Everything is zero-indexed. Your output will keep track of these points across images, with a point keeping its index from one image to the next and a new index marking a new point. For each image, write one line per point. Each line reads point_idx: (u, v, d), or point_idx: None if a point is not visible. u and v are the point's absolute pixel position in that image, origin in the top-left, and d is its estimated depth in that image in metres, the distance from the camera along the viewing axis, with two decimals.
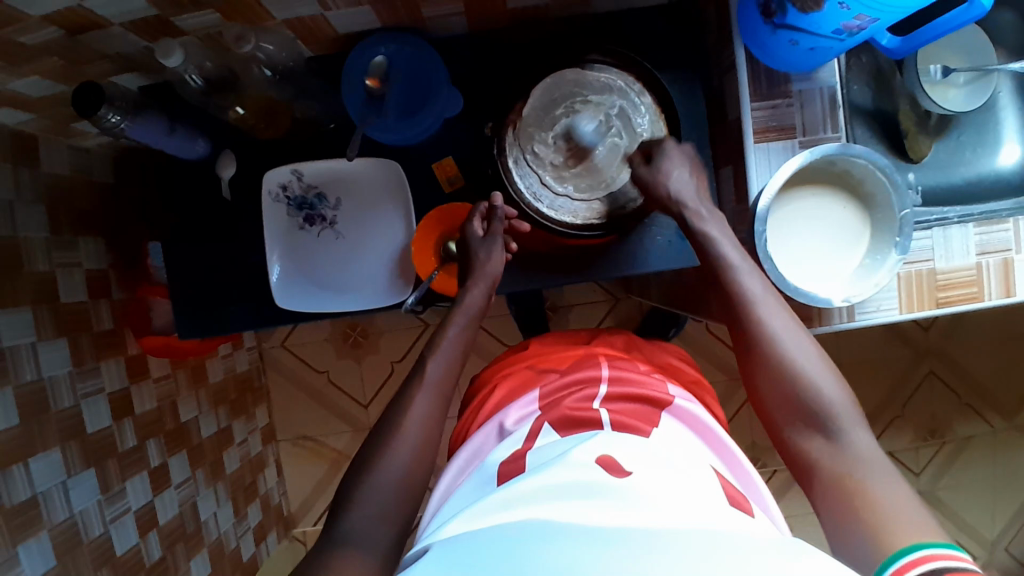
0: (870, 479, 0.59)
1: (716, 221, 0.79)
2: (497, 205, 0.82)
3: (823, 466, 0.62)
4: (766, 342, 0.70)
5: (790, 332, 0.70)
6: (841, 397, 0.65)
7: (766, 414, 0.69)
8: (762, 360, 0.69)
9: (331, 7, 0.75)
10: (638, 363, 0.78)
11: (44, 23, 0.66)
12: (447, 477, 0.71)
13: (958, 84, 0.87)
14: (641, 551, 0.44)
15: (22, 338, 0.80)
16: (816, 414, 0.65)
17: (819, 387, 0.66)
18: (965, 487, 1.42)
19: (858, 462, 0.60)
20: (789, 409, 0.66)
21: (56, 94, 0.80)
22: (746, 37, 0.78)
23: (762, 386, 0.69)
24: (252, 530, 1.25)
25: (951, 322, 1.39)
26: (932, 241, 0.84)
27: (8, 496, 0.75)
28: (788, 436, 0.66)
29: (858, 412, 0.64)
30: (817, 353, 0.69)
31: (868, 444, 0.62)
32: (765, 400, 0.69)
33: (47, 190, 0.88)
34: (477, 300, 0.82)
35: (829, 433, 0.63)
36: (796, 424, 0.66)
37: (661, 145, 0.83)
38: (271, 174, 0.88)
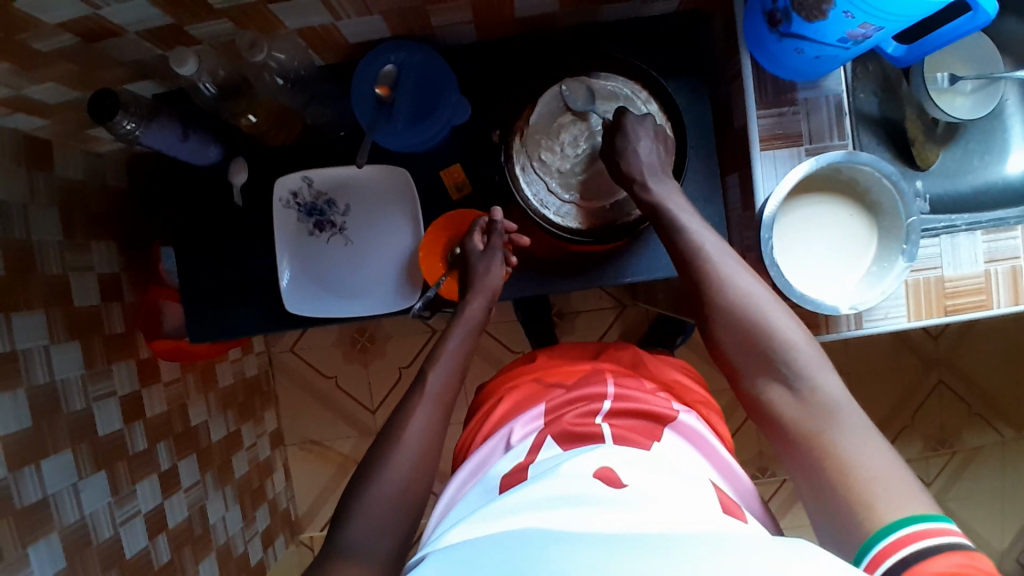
0: (835, 429, 0.59)
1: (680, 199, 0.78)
2: (497, 219, 0.85)
3: (787, 417, 0.63)
4: (723, 297, 0.69)
5: (745, 281, 0.70)
6: (798, 341, 0.65)
7: (727, 364, 0.69)
8: (719, 317, 0.69)
9: (342, 16, 0.76)
10: (643, 381, 0.78)
11: (59, 30, 0.67)
12: (448, 489, 0.71)
13: (965, 92, 0.86)
14: (638, 552, 0.45)
15: (35, 340, 0.82)
16: (776, 363, 0.65)
17: (777, 336, 0.66)
18: (975, 498, 1.40)
19: (822, 410, 0.61)
20: (749, 360, 0.67)
21: (71, 100, 0.81)
22: (752, 46, 0.79)
23: (720, 338, 0.69)
24: (259, 533, 1.26)
25: (961, 331, 1.38)
26: (940, 249, 0.84)
27: (19, 497, 0.76)
28: (752, 388, 0.67)
29: (817, 353, 0.65)
30: (771, 298, 0.69)
31: (829, 386, 0.62)
32: (726, 353, 0.69)
33: (61, 195, 0.90)
34: (478, 312, 0.83)
35: (789, 381, 0.64)
36: (757, 374, 0.66)
37: (621, 121, 0.81)
38: (282, 180, 0.89)
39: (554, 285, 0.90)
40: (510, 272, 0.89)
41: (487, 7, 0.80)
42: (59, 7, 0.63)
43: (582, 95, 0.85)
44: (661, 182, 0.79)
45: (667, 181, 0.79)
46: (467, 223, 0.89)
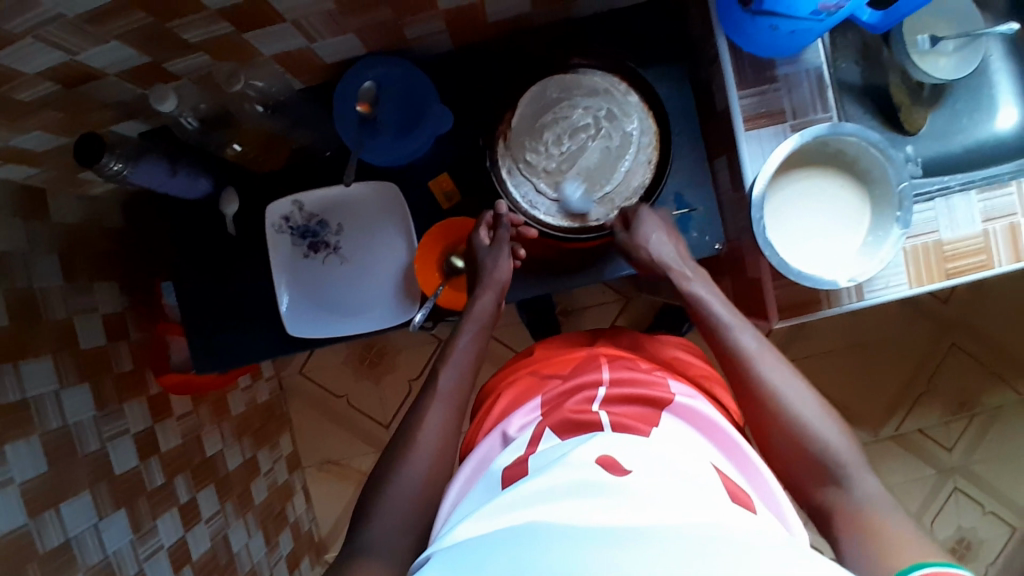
0: (885, 522, 0.59)
1: (701, 279, 0.81)
2: (503, 213, 0.83)
3: (839, 514, 0.63)
4: (766, 400, 0.70)
5: (788, 383, 0.71)
6: (843, 443, 0.66)
7: (780, 470, 0.69)
8: (764, 414, 0.70)
9: (317, 39, 0.77)
10: (639, 362, 0.78)
11: (38, 79, 0.68)
12: (454, 489, 0.69)
13: (948, 52, 0.85)
14: (637, 541, 0.45)
15: (45, 387, 0.83)
16: (825, 464, 0.65)
17: (823, 438, 0.67)
18: (1000, 459, 1.38)
19: (869, 509, 0.61)
20: (799, 465, 0.67)
21: (60, 146, 0.82)
22: (726, 28, 0.79)
23: (769, 440, 0.70)
24: (285, 558, 1.26)
25: (970, 292, 1.36)
26: (935, 212, 0.83)
27: (41, 542, 0.76)
28: (807, 494, 0.66)
29: (862, 456, 0.66)
30: (816, 401, 0.70)
31: (877, 488, 0.63)
32: (777, 456, 0.69)
33: (59, 241, 0.91)
34: (487, 308, 0.83)
35: (840, 483, 0.64)
36: (809, 481, 0.66)
37: (636, 211, 0.82)
38: (273, 207, 0.89)
39: (553, 283, 0.90)
40: (517, 266, 0.88)
41: (460, 15, 0.80)
42: (38, 56, 0.64)
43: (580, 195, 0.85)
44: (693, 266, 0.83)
45: (695, 268, 0.83)
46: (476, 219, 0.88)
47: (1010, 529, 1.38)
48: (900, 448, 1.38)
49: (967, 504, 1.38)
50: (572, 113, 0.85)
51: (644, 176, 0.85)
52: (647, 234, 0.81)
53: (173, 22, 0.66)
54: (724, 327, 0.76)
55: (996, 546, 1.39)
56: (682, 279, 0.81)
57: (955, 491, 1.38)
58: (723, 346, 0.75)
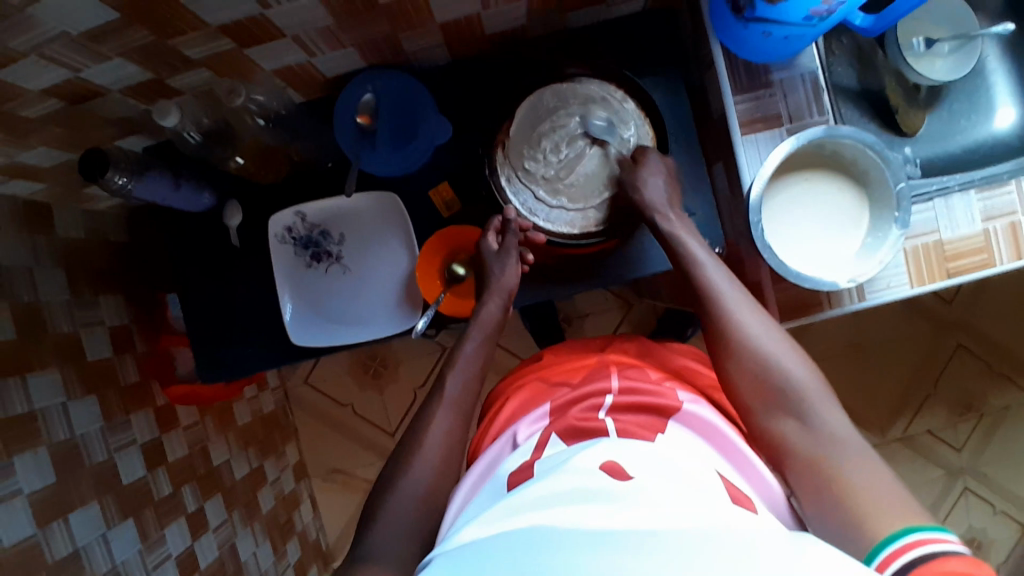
0: (840, 456, 0.61)
1: (683, 222, 0.82)
2: (511, 217, 0.83)
3: (796, 447, 0.64)
4: (734, 335, 0.72)
5: (757, 317, 0.72)
6: (811, 381, 0.67)
7: (737, 401, 0.71)
8: (733, 348, 0.71)
9: (316, 53, 0.78)
10: (649, 370, 0.78)
11: (43, 96, 0.69)
12: (458, 495, 0.69)
13: (943, 54, 0.85)
14: (637, 545, 0.46)
15: (52, 399, 0.84)
16: (789, 399, 0.66)
17: (786, 371, 0.68)
18: (1009, 459, 1.37)
19: (830, 444, 0.62)
20: (760, 398, 0.68)
21: (65, 161, 0.83)
22: (720, 34, 0.79)
23: (736, 375, 0.70)
24: (292, 567, 1.26)
25: (973, 292, 1.36)
26: (934, 212, 0.83)
27: (50, 552, 0.77)
28: (761, 423, 0.67)
29: (827, 393, 0.67)
30: (783, 339, 0.71)
31: (839, 423, 0.64)
32: (737, 391, 0.70)
33: (64, 255, 0.92)
34: (494, 312, 0.84)
35: (799, 415, 0.65)
36: (767, 411, 0.67)
37: (645, 155, 0.84)
38: (276, 218, 0.90)
39: (554, 290, 0.91)
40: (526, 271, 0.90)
41: (456, 26, 0.82)
42: (42, 73, 0.65)
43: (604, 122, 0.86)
44: (677, 214, 0.82)
45: (681, 215, 0.83)
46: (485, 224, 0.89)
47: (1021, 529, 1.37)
48: (907, 450, 1.37)
49: (976, 505, 1.37)
50: (570, 119, 0.85)
51: None
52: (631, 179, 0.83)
53: (173, 38, 0.67)
54: (696, 264, 0.78)
55: (1007, 547, 1.38)
56: (663, 220, 0.81)
57: (964, 492, 1.37)
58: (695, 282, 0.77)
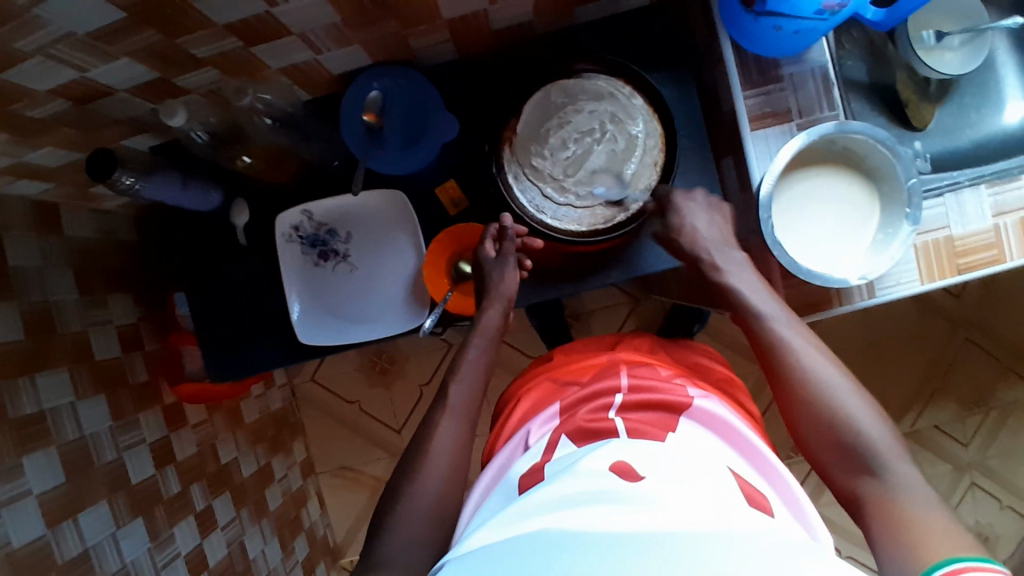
0: (915, 511, 0.59)
1: (738, 268, 0.81)
2: (508, 225, 0.84)
3: (871, 504, 0.63)
4: (800, 385, 0.71)
5: (821, 366, 0.71)
6: (881, 432, 0.65)
7: (812, 455, 0.70)
8: (799, 398, 0.70)
9: (323, 51, 0.78)
10: (658, 368, 0.77)
11: (51, 96, 0.69)
12: (468, 510, 0.70)
13: (953, 47, 0.85)
14: (648, 550, 0.46)
15: (61, 399, 0.84)
16: (858, 453, 0.65)
17: (856, 422, 0.66)
18: (1018, 453, 1.37)
19: (904, 499, 0.61)
20: (833, 451, 0.67)
21: (73, 162, 0.83)
22: (729, 29, 0.79)
23: (805, 428, 0.69)
24: (301, 563, 1.27)
25: (982, 287, 1.35)
26: (946, 208, 0.83)
27: (60, 552, 0.77)
28: (839, 480, 0.67)
29: (901, 447, 0.65)
30: (852, 387, 0.69)
31: (914, 479, 0.62)
32: (810, 445, 0.69)
33: (73, 254, 0.92)
34: (495, 320, 0.84)
35: (874, 470, 0.64)
36: (842, 468, 0.66)
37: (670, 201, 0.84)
38: (283, 216, 0.89)
39: (562, 288, 0.91)
40: (525, 277, 0.90)
41: (464, 23, 0.81)
42: (49, 74, 0.65)
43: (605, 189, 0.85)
44: (723, 253, 0.82)
45: (728, 254, 0.83)
46: (481, 231, 0.89)
47: None
48: (915, 445, 1.36)
49: (984, 499, 1.37)
50: (576, 116, 0.85)
51: (650, 177, 0.85)
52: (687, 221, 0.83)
53: (180, 38, 0.67)
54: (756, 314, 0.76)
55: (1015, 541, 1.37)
56: (714, 270, 0.81)
57: (972, 486, 1.37)
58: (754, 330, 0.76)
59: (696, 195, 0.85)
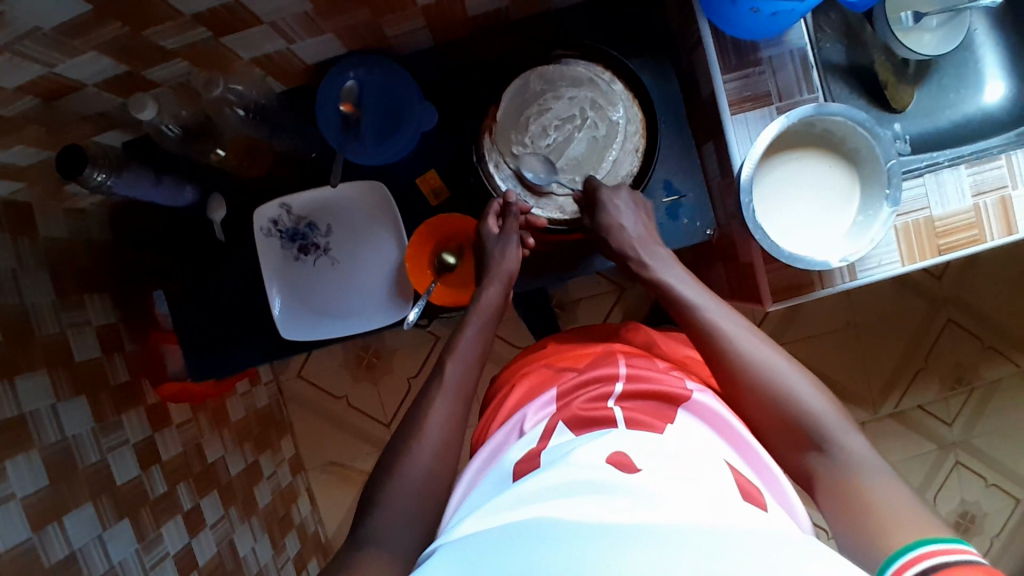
0: (867, 484, 0.59)
1: (667, 262, 0.81)
2: (512, 201, 0.82)
3: (822, 480, 0.63)
4: (739, 373, 0.70)
5: (759, 351, 0.70)
6: (824, 408, 0.65)
7: (761, 437, 0.69)
8: (739, 386, 0.70)
9: (296, 40, 0.76)
10: (656, 360, 0.78)
11: (18, 93, 0.67)
12: (454, 499, 0.69)
13: (932, 28, 0.85)
14: (638, 541, 0.46)
15: (42, 402, 0.82)
16: (803, 431, 0.65)
17: (798, 402, 0.66)
18: (1001, 431, 1.39)
19: (853, 471, 0.61)
20: (780, 433, 0.67)
21: (43, 160, 0.81)
22: (707, 12, 0.78)
23: (749, 411, 0.70)
24: (292, 560, 1.26)
25: (963, 266, 1.36)
26: (924, 188, 0.83)
27: (46, 556, 0.76)
28: (790, 458, 0.67)
29: (842, 417, 0.65)
30: (791, 367, 0.69)
31: (860, 450, 0.62)
32: (760, 429, 0.69)
33: (48, 255, 0.90)
34: (494, 299, 0.83)
35: (820, 446, 0.64)
36: (791, 447, 0.66)
37: (598, 195, 0.81)
38: (261, 210, 0.88)
39: (546, 277, 0.90)
40: (526, 255, 0.89)
41: (439, 10, 0.80)
42: (15, 71, 0.63)
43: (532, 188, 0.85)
44: (651, 250, 0.81)
45: (656, 250, 0.82)
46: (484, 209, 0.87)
47: (1013, 501, 1.39)
48: (900, 426, 1.38)
49: (969, 477, 1.39)
50: (556, 103, 0.84)
51: (631, 164, 0.86)
52: (608, 220, 0.80)
53: (148, 30, 0.66)
54: (690, 306, 0.76)
55: (1001, 517, 1.40)
56: (641, 267, 0.81)
57: (957, 464, 1.38)
58: (691, 323, 0.75)
59: (623, 191, 0.82)
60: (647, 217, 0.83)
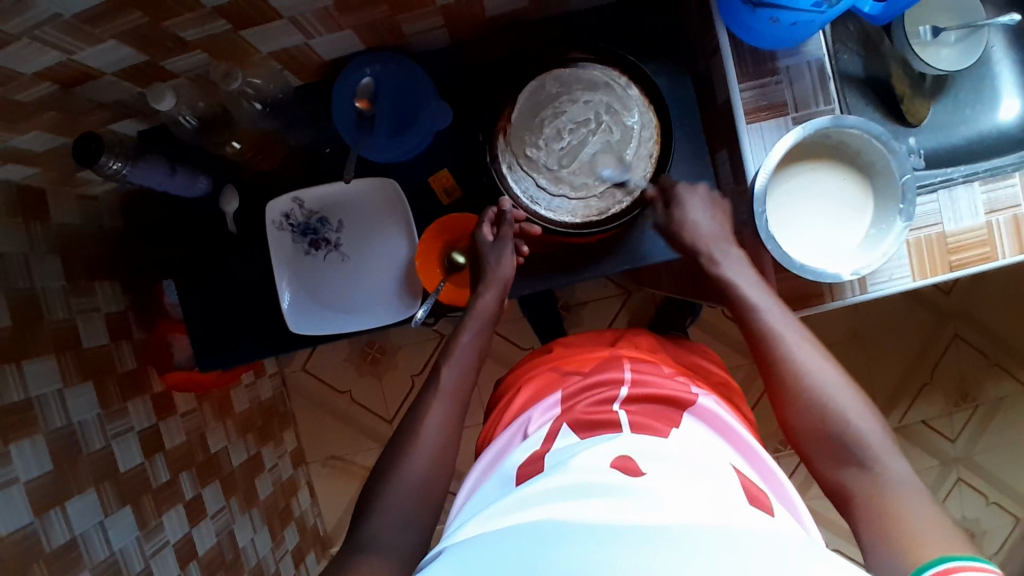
0: (904, 506, 0.59)
1: (736, 261, 0.80)
2: (506, 209, 0.82)
3: (857, 496, 0.63)
4: (794, 378, 0.70)
5: (818, 362, 0.71)
6: (872, 429, 0.65)
7: (798, 446, 0.69)
8: (791, 391, 0.70)
9: (314, 35, 0.77)
10: (662, 365, 0.77)
11: (37, 79, 0.68)
12: (457, 503, 0.71)
13: (950, 43, 0.85)
14: (643, 542, 0.46)
15: (48, 387, 0.83)
16: (846, 445, 0.65)
17: (847, 417, 0.66)
18: (1003, 448, 1.38)
19: (891, 491, 0.61)
20: (820, 445, 0.67)
21: (58, 146, 0.82)
22: (726, 20, 0.78)
23: (792, 420, 0.70)
24: (290, 553, 1.26)
25: (972, 282, 1.36)
26: (938, 204, 0.83)
27: (47, 540, 0.77)
28: (823, 471, 0.67)
29: (889, 440, 0.65)
30: (846, 382, 0.69)
31: (902, 474, 0.62)
32: (798, 438, 0.69)
33: (59, 240, 0.90)
34: (491, 303, 0.82)
35: (861, 463, 0.64)
36: (828, 460, 0.66)
37: (676, 190, 0.84)
38: (274, 204, 0.88)
39: (554, 280, 0.90)
40: (521, 263, 0.89)
41: (457, 9, 0.80)
42: (34, 56, 0.64)
43: (548, 190, 0.85)
44: (721, 249, 0.81)
45: (728, 249, 0.81)
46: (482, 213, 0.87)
47: (1013, 519, 1.39)
48: (903, 440, 1.37)
49: (970, 494, 1.38)
50: (571, 106, 0.85)
51: (644, 170, 0.85)
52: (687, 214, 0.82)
53: (169, 21, 0.66)
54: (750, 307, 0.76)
55: (1001, 536, 1.39)
56: (711, 263, 0.80)
57: (958, 481, 1.38)
58: (750, 324, 0.75)
59: (703, 185, 0.84)
60: (722, 209, 0.84)
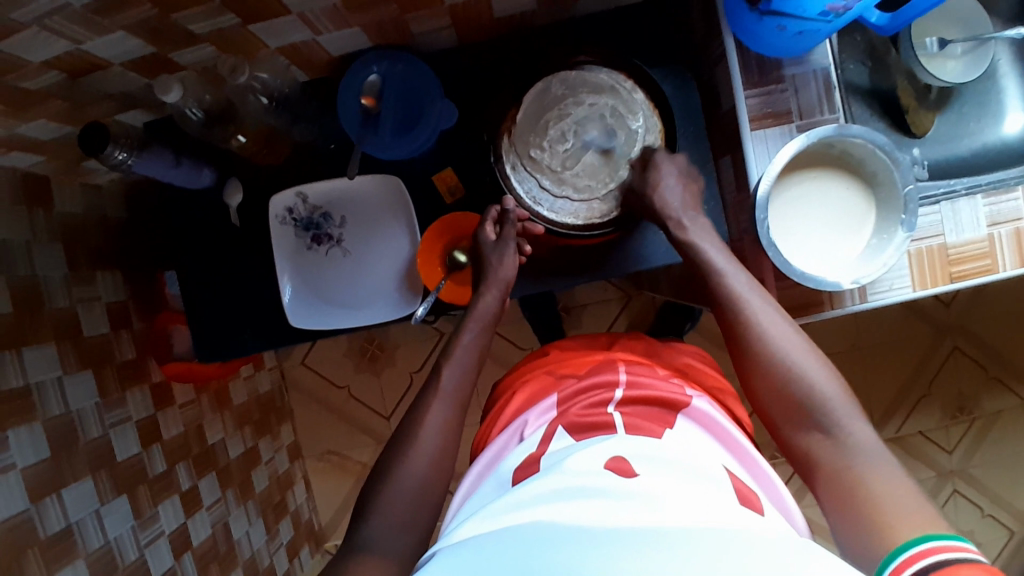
0: (869, 473, 0.61)
1: (701, 228, 0.81)
2: (509, 208, 0.83)
3: (823, 463, 0.64)
4: (759, 347, 0.71)
5: (782, 331, 0.71)
6: (835, 393, 0.67)
7: (765, 414, 0.71)
8: (758, 360, 0.71)
9: (322, 32, 0.77)
10: (656, 368, 0.78)
11: (44, 68, 0.68)
12: (454, 504, 0.71)
13: (956, 55, 0.85)
14: (640, 545, 0.46)
15: (47, 374, 0.83)
16: (811, 412, 0.66)
17: (811, 383, 0.67)
18: (1000, 461, 1.38)
19: (855, 457, 0.62)
20: (787, 411, 0.68)
21: (64, 135, 0.82)
22: (734, 26, 0.78)
23: (760, 388, 0.71)
24: (285, 546, 1.27)
25: (973, 295, 1.36)
26: (940, 216, 0.83)
27: (42, 528, 0.77)
28: (790, 437, 0.68)
29: (853, 405, 0.66)
30: (808, 347, 0.70)
31: (864, 436, 0.64)
32: (765, 405, 0.70)
33: (62, 229, 0.90)
34: (492, 305, 0.83)
35: (825, 428, 0.65)
36: (793, 426, 0.68)
37: (654, 156, 0.83)
38: (277, 198, 0.89)
39: (553, 281, 0.90)
40: (523, 264, 0.89)
41: (465, 9, 0.80)
42: (42, 45, 0.64)
43: (551, 191, 0.85)
44: (692, 216, 0.82)
45: (697, 217, 0.82)
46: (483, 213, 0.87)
47: (1007, 531, 1.40)
48: (899, 450, 1.38)
49: (966, 505, 1.38)
50: (576, 109, 0.85)
51: None
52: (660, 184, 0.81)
53: (177, 13, 0.66)
54: (719, 275, 0.76)
55: (995, 548, 1.40)
56: (679, 229, 0.81)
57: (954, 493, 1.38)
58: (718, 295, 0.75)
59: (680, 154, 0.84)
60: (693, 183, 0.84)
